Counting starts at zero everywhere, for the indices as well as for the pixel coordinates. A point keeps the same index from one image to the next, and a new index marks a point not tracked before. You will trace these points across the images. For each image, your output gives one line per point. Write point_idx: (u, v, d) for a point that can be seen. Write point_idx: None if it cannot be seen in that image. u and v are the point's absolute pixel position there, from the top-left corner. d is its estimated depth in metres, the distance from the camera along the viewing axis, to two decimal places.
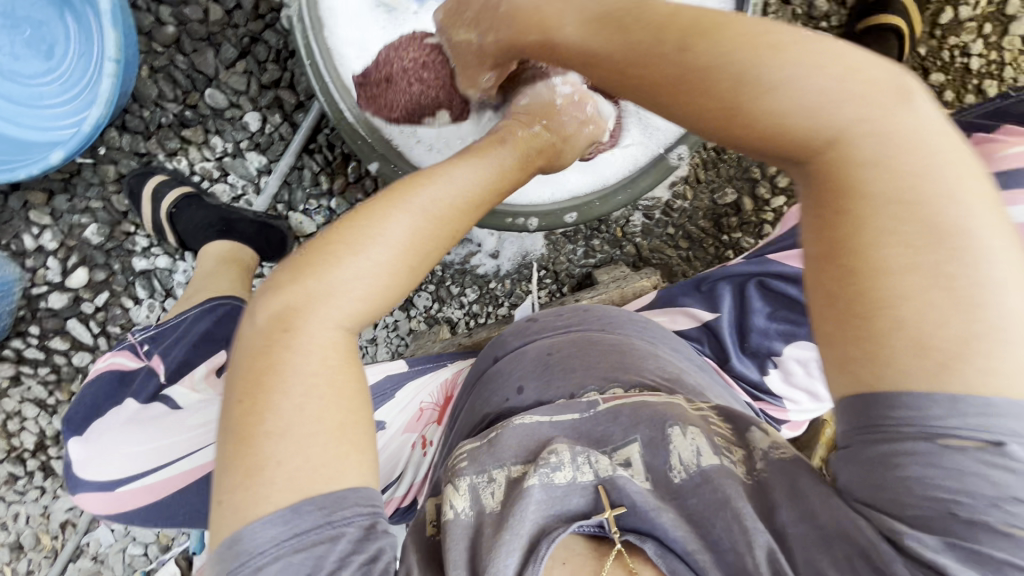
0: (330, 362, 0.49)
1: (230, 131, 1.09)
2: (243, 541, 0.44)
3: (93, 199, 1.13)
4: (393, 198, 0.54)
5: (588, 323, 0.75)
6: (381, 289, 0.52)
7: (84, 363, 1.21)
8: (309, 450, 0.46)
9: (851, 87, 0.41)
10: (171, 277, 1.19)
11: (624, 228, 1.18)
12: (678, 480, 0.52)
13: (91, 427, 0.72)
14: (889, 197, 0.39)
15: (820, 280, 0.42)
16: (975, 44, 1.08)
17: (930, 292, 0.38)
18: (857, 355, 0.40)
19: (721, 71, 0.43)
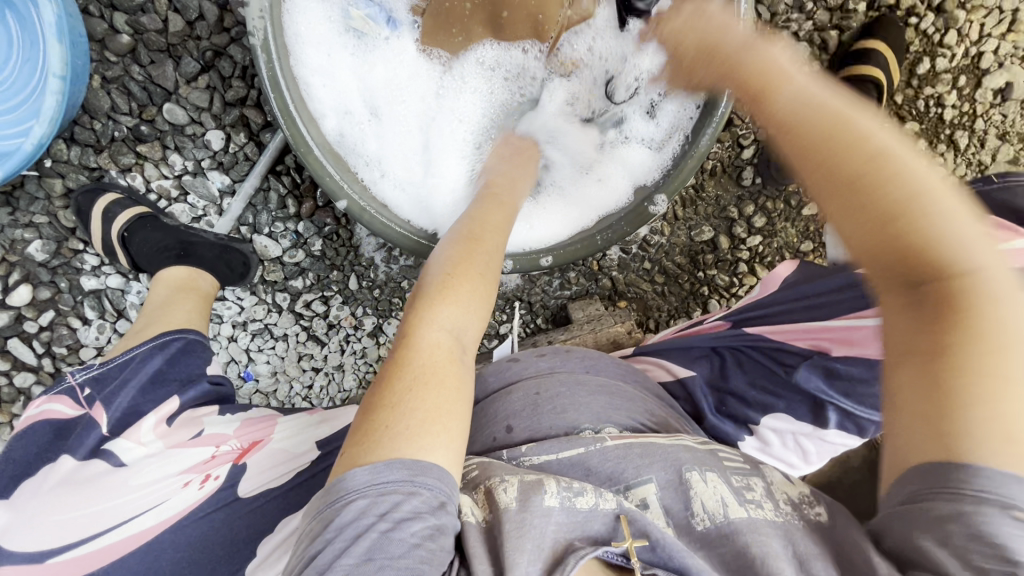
0: (442, 352, 0.59)
1: (191, 149, 1.03)
2: (343, 479, 0.51)
3: (38, 213, 1.05)
4: (472, 234, 0.73)
5: (571, 365, 0.78)
6: (479, 298, 0.66)
7: (27, 384, 1.14)
8: (414, 418, 0.53)
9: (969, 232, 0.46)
10: (124, 298, 1.12)
11: (600, 262, 1.16)
12: (702, 528, 0.56)
13: (16, 491, 0.66)
14: (994, 331, 0.43)
15: (917, 371, 0.45)
16: (949, 95, 1.10)
17: (997, 375, 0.42)
18: (958, 430, 0.42)
19: (921, 217, 0.47)
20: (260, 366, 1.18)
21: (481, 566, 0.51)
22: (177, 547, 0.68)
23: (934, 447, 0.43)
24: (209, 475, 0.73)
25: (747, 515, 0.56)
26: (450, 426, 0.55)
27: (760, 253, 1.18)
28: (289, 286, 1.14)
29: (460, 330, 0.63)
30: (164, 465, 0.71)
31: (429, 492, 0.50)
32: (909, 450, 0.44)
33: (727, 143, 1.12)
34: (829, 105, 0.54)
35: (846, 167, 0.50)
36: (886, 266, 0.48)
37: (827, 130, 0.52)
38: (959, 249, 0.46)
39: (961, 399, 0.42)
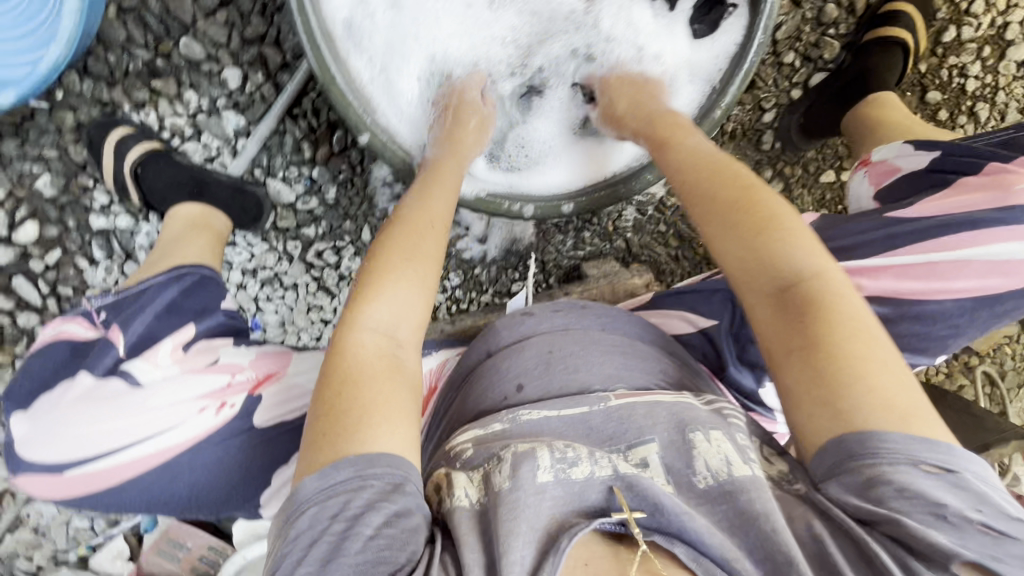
0: (377, 351, 0.60)
1: (206, 86, 1.01)
2: (297, 489, 0.53)
3: (47, 147, 1.03)
4: (410, 215, 0.72)
5: (587, 322, 0.74)
6: (413, 281, 0.65)
7: (30, 325, 1.12)
8: (359, 420, 0.55)
9: (805, 252, 0.59)
10: (133, 239, 1.10)
11: (616, 223, 1.17)
12: (703, 486, 0.54)
13: (36, 401, 0.67)
14: (850, 337, 0.54)
15: (804, 371, 0.54)
16: (972, 65, 1.09)
17: (868, 370, 0.52)
18: (847, 411, 0.51)
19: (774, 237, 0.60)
20: (269, 316, 1.17)
21: (472, 554, 0.49)
22: (197, 470, 0.69)
23: (838, 424, 0.52)
24: (224, 402, 0.71)
25: (752, 473, 0.54)
26: (397, 419, 0.56)
27: None
28: (301, 234, 1.13)
29: (398, 322, 0.63)
30: (178, 388, 0.70)
31: (379, 481, 0.52)
32: (822, 430, 0.52)
33: (749, 106, 1.10)
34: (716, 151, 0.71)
35: (696, 190, 0.67)
36: (748, 274, 0.60)
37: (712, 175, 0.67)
38: (808, 260, 0.58)
39: (847, 385, 0.52)
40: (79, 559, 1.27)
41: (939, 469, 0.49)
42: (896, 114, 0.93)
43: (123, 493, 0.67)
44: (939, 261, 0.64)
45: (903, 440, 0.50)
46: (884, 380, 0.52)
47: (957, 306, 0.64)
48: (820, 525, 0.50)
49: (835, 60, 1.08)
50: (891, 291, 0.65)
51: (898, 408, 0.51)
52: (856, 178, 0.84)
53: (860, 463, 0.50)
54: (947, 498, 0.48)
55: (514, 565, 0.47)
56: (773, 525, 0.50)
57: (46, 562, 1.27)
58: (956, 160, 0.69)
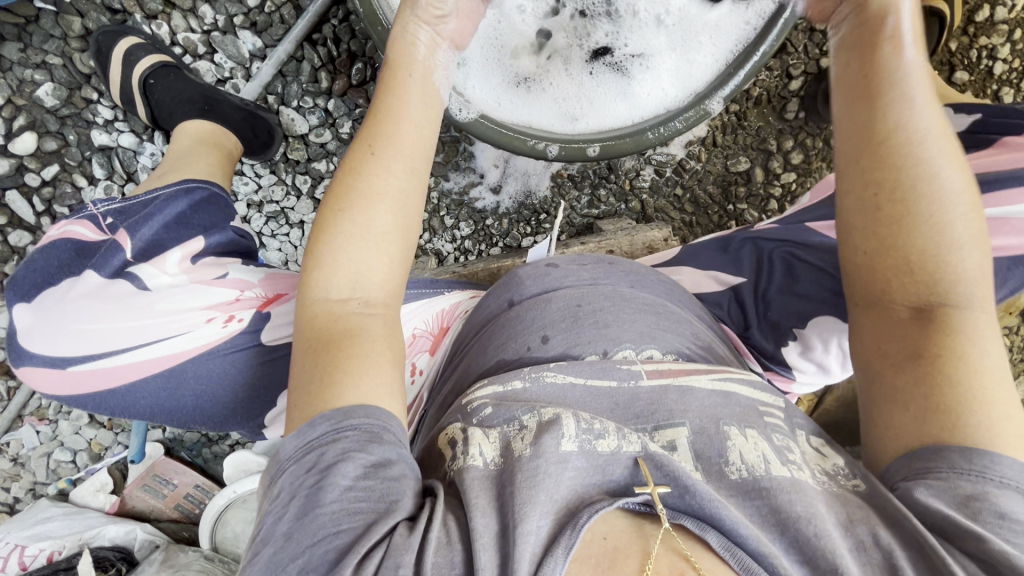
0: (333, 316, 0.55)
1: (223, 2, 0.97)
2: (279, 449, 0.50)
3: (51, 53, 0.98)
4: (355, 159, 0.58)
5: (614, 278, 0.74)
6: (367, 235, 0.56)
7: (21, 243, 1.08)
8: (330, 389, 0.51)
9: (966, 268, 0.53)
10: (135, 160, 1.06)
11: (633, 181, 1.14)
12: (736, 478, 0.49)
13: (41, 295, 0.62)
14: (976, 360, 0.51)
15: (913, 383, 0.51)
16: (1002, 48, 1.08)
17: (989, 395, 0.49)
18: (966, 431, 0.48)
19: (946, 249, 0.53)
20: (272, 253, 1.14)
21: (483, 517, 0.46)
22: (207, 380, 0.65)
23: (953, 441, 0.48)
24: (232, 316, 0.66)
25: (791, 475, 0.48)
26: (358, 376, 0.51)
27: (792, 192, 1.17)
28: (311, 169, 1.09)
29: (359, 285, 0.56)
30: (188, 297, 0.65)
31: (354, 432, 0.49)
32: (904, 441, 0.50)
33: (776, 72, 1.10)
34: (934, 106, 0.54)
35: (883, 161, 0.54)
36: (886, 273, 0.54)
37: (907, 142, 0.53)
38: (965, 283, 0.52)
39: (966, 408, 0.49)
40: (59, 493, 1.24)
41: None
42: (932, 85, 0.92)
43: (131, 397, 0.64)
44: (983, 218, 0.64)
45: (1016, 467, 0.47)
46: (1006, 410, 0.49)
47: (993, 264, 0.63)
48: (885, 532, 0.46)
49: None
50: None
51: (1016, 437, 0.48)
52: None
53: (953, 480, 0.47)
54: None
55: (529, 534, 0.44)
56: (815, 529, 0.45)
57: (24, 492, 1.24)
58: (997, 122, 0.71)
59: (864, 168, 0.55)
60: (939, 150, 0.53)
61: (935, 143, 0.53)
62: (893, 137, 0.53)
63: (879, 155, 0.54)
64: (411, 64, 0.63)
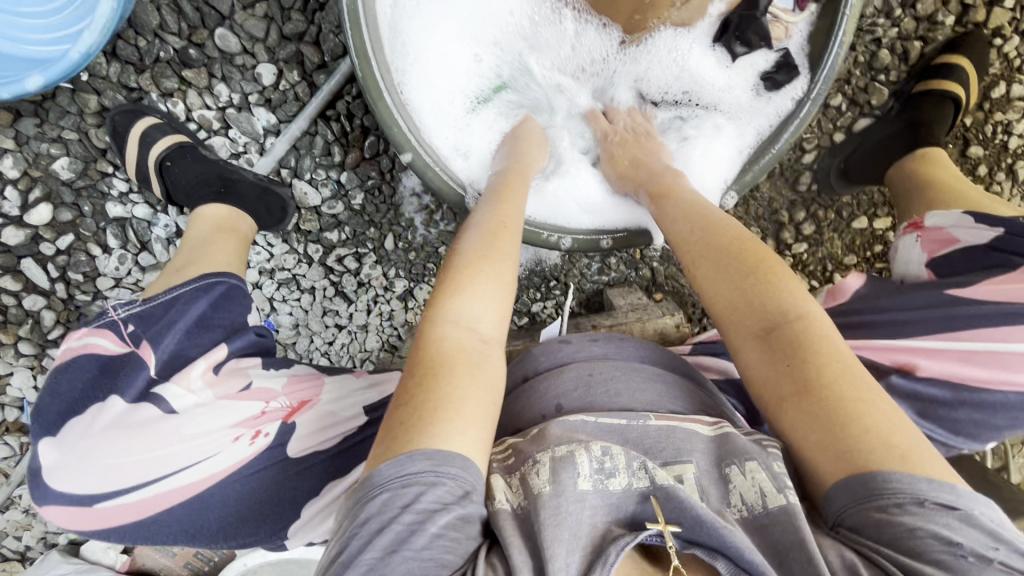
0: (461, 346, 0.57)
1: (238, 80, 0.97)
2: (372, 475, 0.50)
3: (67, 128, 0.99)
4: (491, 218, 0.69)
5: (625, 354, 0.73)
6: (501, 282, 0.63)
7: (36, 308, 1.09)
8: (444, 420, 0.52)
9: (785, 293, 0.61)
10: (149, 230, 1.07)
11: (643, 251, 1.14)
12: (738, 518, 0.54)
13: (65, 427, 0.64)
14: (835, 372, 0.56)
15: (797, 416, 0.56)
16: (1017, 123, 1.08)
17: (863, 409, 0.54)
18: (853, 448, 0.53)
19: (755, 287, 0.62)
20: (283, 317, 1.14)
21: (520, 554, 0.48)
22: (224, 504, 0.66)
23: (842, 467, 0.53)
24: (259, 431, 0.69)
25: (786, 504, 0.53)
26: (467, 423, 0.53)
27: (802, 262, 1.15)
28: (323, 238, 1.10)
29: (483, 324, 0.60)
30: (215, 416, 0.67)
31: (453, 482, 0.50)
32: (829, 475, 0.53)
33: (791, 146, 1.08)
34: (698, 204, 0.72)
35: (685, 252, 0.69)
36: (736, 328, 0.62)
37: (689, 237, 0.69)
38: (794, 306, 0.60)
39: (848, 425, 0.53)
40: (70, 545, 1.25)
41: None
42: (945, 173, 0.91)
43: (153, 528, 0.64)
44: (1006, 351, 0.64)
45: (909, 477, 0.50)
46: (875, 413, 0.54)
47: (1019, 399, 0.64)
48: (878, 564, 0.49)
49: (882, 106, 1.06)
50: (947, 373, 0.66)
51: (893, 445, 0.52)
52: (904, 242, 0.83)
53: (875, 509, 0.50)
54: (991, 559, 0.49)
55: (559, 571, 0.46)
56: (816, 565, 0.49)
57: (35, 542, 1.26)
58: (1022, 242, 0.69)
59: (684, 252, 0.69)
60: (707, 228, 0.69)
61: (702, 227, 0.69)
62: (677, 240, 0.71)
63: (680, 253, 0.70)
64: (528, 171, 0.80)
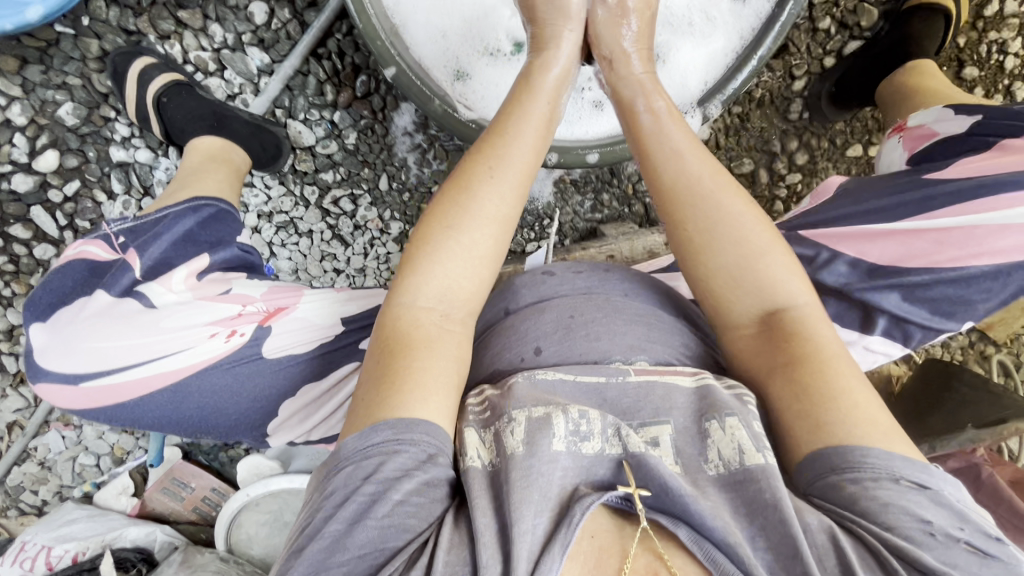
0: (426, 321, 0.58)
1: (232, 21, 1.00)
2: (340, 447, 0.52)
3: (71, 74, 1.03)
4: (480, 167, 0.63)
5: (608, 288, 0.70)
6: (478, 253, 0.60)
7: (46, 257, 1.12)
8: (397, 392, 0.53)
9: (784, 273, 0.61)
10: (151, 174, 1.10)
11: (635, 186, 1.15)
12: (713, 473, 0.52)
13: (57, 313, 0.68)
14: (823, 354, 0.56)
15: (782, 394, 0.56)
16: (1014, 42, 1.06)
17: (846, 389, 0.54)
18: (828, 424, 0.52)
19: (756, 261, 0.61)
20: (282, 262, 1.17)
21: (484, 518, 0.48)
22: (204, 396, 0.71)
23: (818, 439, 0.52)
24: (234, 330, 0.72)
25: (763, 463, 0.51)
26: (429, 391, 0.53)
27: (798, 193, 1.15)
28: (319, 179, 1.12)
29: (448, 297, 0.59)
30: (189, 314, 0.71)
31: (414, 448, 0.50)
32: (802, 445, 0.53)
33: (779, 71, 1.07)
34: (689, 149, 0.66)
35: (672, 204, 0.64)
36: (724, 301, 0.62)
37: (681, 189, 0.64)
38: (796, 289, 0.60)
39: (826, 404, 0.53)
40: (84, 495, 1.28)
41: (917, 482, 0.49)
42: (937, 82, 0.92)
43: (142, 410, 0.70)
44: (979, 225, 0.64)
45: (886, 453, 0.50)
46: (855, 394, 0.53)
47: (993, 268, 0.65)
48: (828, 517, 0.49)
49: (872, 29, 1.05)
50: (926, 255, 0.66)
51: (873, 419, 0.52)
52: (889, 145, 0.84)
53: (843, 479, 0.50)
54: (932, 514, 0.48)
55: (525, 534, 0.46)
56: (782, 515, 0.48)
57: (51, 495, 1.29)
58: (999, 124, 0.70)
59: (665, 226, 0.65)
60: (703, 181, 0.64)
61: (694, 179, 0.64)
62: (667, 186, 0.65)
63: (665, 208, 0.65)
64: (535, 92, 0.69)
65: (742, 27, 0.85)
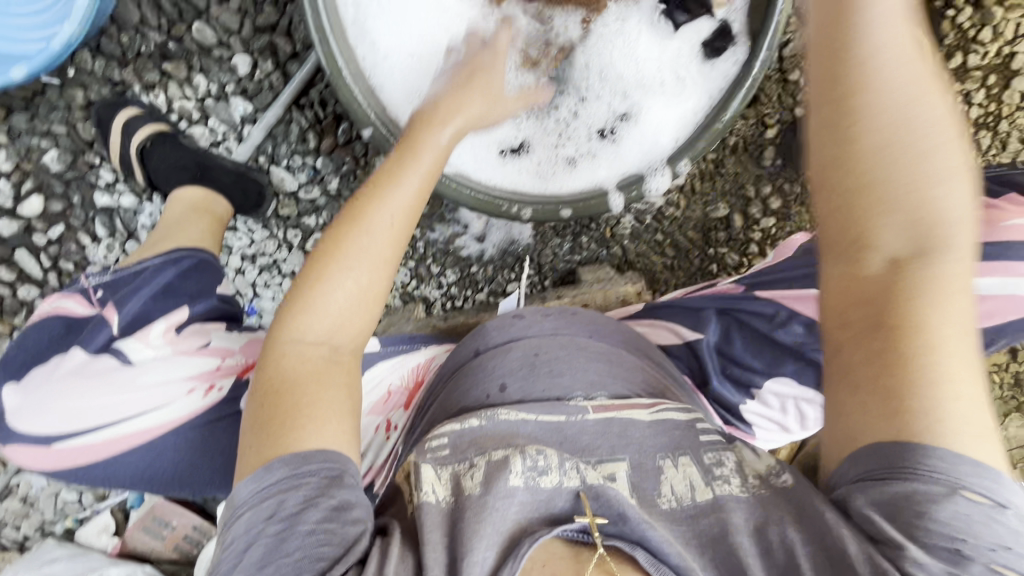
0: (309, 358, 0.56)
1: (216, 72, 1.03)
2: (235, 493, 0.52)
3: (56, 123, 1.05)
4: (364, 203, 0.60)
5: (576, 328, 0.73)
6: (365, 288, 0.59)
7: (30, 297, 1.12)
8: (289, 430, 0.52)
9: (946, 209, 0.48)
10: (135, 219, 1.11)
11: (613, 229, 1.17)
12: (665, 507, 0.54)
13: (29, 374, 0.69)
14: (947, 328, 0.47)
15: (887, 355, 0.47)
16: (977, 93, 1.09)
17: (954, 380, 0.46)
18: (912, 409, 0.46)
19: (920, 187, 0.47)
20: (266, 303, 1.16)
21: (434, 553, 0.48)
22: (178, 451, 0.72)
23: (894, 423, 0.46)
24: (212, 385, 0.73)
25: (712, 497, 0.54)
26: (323, 424, 0.54)
27: (773, 236, 1.17)
28: (302, 223, 1.13)
29: (337, 331, 0.58)
30: (169, 369, 0.72)
31: (314, 477, 0.51)
32: (869, 429, 0.47)
33: (752, 121, 1.11)
34: (904, 21, 0.47)
35: (849, 90, 0.48)
36: (850, 223, 0.49)
37: (871, 73, 0.47)
38: (955, 234, 0.48)
39: (924, 385, 0.46)
40: (66, 532, 1.29)
41: (975, 496, 0.44)
42: None
43: (114, 468, 0.71)
44: None
45: (955, 457, 0.45)
46: (962, 388, 0.46)
47: None
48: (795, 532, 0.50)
49: None
50: None
51: (967, 423, 0.45)
52: None
53: (892, 476, 0.46)
54: (973, 536, 0.44)
55: (474, 565, 0.47)
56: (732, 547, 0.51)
57: (33, 531, 1.28)
58: None
59: (824, 112, 0.49)
60: (907, 69, 0.47)
61: (902, 63, 0.47)
62: (860, 63, 0.47)
63: (829, 90, 0.49)
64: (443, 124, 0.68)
65: (713, 86, 0.87)
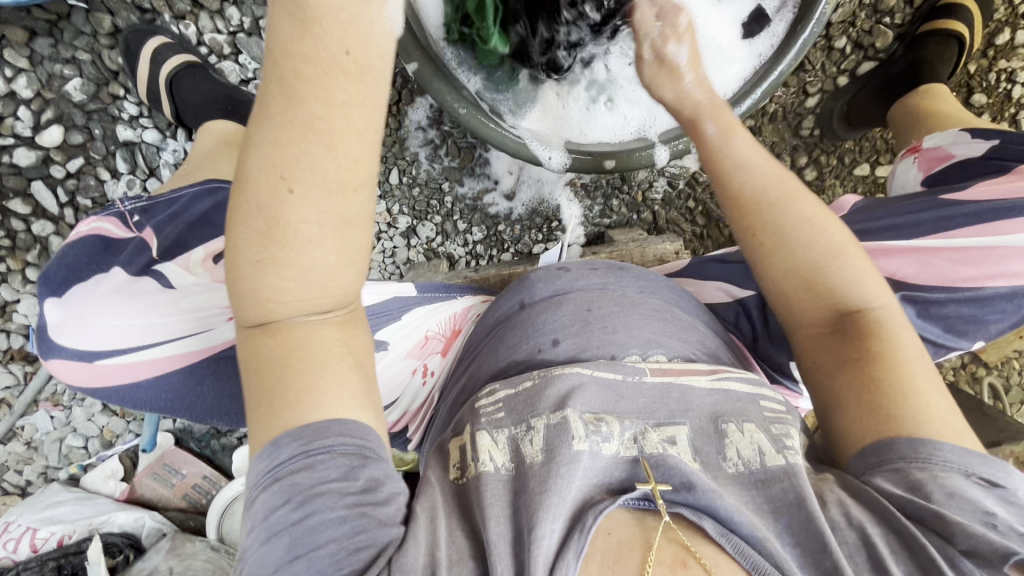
0: (303, 336, 0.47)
1: (250, 4, 0.99)
2: (250, 470, 0.46)
3: (81, 49, 1.01)
4: (269, 170, 0.42)
5: (624, 283, 0.71)
6: (323, 259, 0.45)
7: (44, 234, 1.10)
8: (295, 395, 0.45)
9: (860, 275, 0.59)
10: (158, 155, 1.09)
11: (645, 193, 1.15)
12: (731, 472, 0.51)
13: (71, 290, 0.65)
14: (899, 364, 0.54)
15: (859, 385, 0.55)
16: (1022, 71, 1.08)
17: (926, 393, 0.52)
18: (901, 415, 0.51)
19: (829, 269, 0.60)
20: None
21: (498, 527, 0.45)
22: (215, 378, 0.69)
23: (892, 427, 0.51)
24: None
25: (786, 464, 0.51)
26: (328, 387, 0.46)
27: None
28: None
29: (311, 301, 0.46)
30: (209, 298, 0.69)
31: (331, 451, 0.44)
32: (870, 433, 0.52)
33: (794, 88, 1.08)
34: (762, 156, 0.64)
35: (749, 211, 0.62)
36: (796, 297, 0.61)
37: (767, 198, 0.62)
38: (875, 293, 0.59)
39: (900, 395, 0.52)
40: (70, 478, 1.26)
41: (990, 481, 0.47)
42: (949, 107, 0.94)
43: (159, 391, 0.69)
44: (995, 247, 0.65)
45: (959, 450, 0.49)
46: (932, 394, 0.53)
47: (1009, 290, 0.65)
48: (857, 509, 0.48)
49: (887, 50, 1.07)
50: (941, 276, 0.67)
51: (948, 421, 0.51)
52: (903, 165, 0.87)
53: (914, 467, 0.48)
54: (995, 507, 0.46)
55: (543, 538, 0.44)
56: (806, 514, 0.47)
57: (35, 476, 1.26)
58: (1012, 149, 0.71)
59: (736, 224, 0.63)
60: (782, 180, 0.63)
61: (776, 176, 0.63)
62: (750, 192, 0.62)
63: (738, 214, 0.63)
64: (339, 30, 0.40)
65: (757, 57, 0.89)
